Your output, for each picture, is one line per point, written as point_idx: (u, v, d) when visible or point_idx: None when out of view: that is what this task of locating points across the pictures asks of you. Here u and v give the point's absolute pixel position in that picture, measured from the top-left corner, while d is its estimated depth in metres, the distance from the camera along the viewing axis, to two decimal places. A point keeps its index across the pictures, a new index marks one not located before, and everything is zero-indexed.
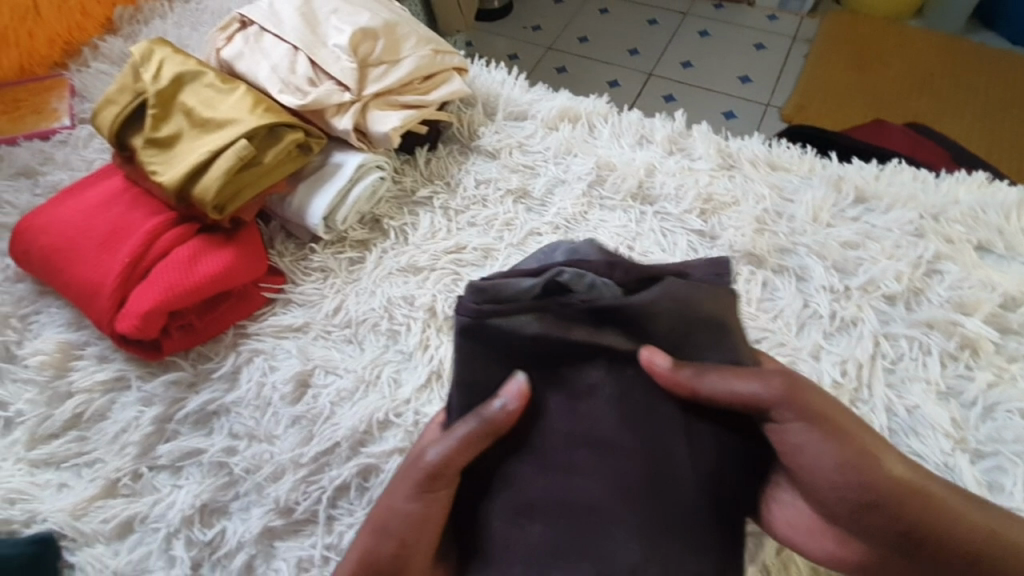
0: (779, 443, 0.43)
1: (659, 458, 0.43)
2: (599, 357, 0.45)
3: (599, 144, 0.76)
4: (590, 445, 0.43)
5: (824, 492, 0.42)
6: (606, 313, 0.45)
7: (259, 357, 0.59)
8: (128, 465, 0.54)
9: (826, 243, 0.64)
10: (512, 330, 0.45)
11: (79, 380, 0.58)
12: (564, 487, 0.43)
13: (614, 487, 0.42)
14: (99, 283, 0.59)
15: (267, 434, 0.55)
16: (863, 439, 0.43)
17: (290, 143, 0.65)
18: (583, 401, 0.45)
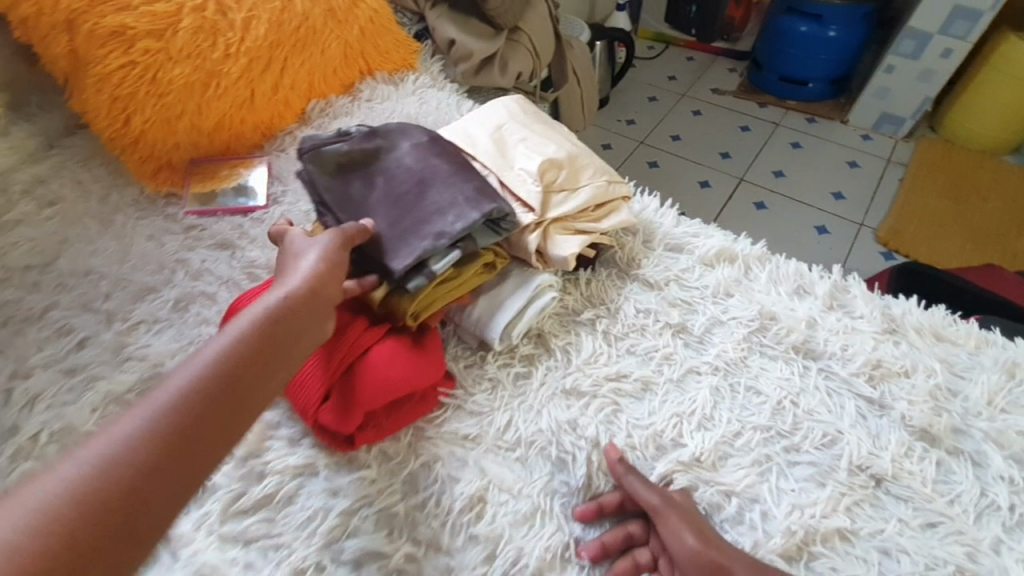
0: (655, 509, 0.58)
1: (441, 198, 0.71)
2: (421, 165, 0.75)
3: (756, 288, 0.79)
4: (417, 190, 0.72)
5: (682, 551, 0.55)
6: (408, 156, 0.76)
7: (437, 464, 0.62)
8: (314, 555, 0.56)
9: (1003, 430, 0.64)
10: (374, 154, 0.75)
11: (272, 462, 0.62)
12: (402, 197, 0.71)
13: (440, 198, 0.71)
14: (307, 373, 0.65)
15: (446, 546, 0.57)
16: (666, 504, 0.58)
17: (480, 263, 0.70)
18: (415, 172, 0.74)
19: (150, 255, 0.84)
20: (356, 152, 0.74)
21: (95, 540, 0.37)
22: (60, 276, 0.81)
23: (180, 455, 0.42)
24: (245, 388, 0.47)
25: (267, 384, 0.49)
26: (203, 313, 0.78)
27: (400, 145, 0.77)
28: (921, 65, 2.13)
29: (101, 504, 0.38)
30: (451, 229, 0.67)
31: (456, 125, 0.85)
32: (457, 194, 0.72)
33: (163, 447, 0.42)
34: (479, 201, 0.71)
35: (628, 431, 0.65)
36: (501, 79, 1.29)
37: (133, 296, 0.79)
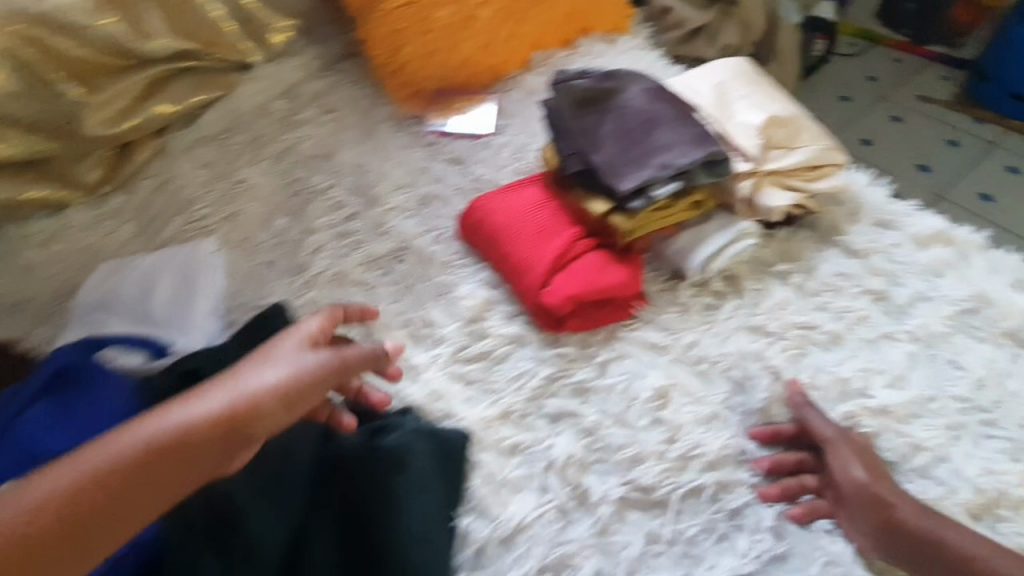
0: (828, 441, 0.64)
1: (668, 136, 0.79)
2: (652, 107, 0.83)
3: (973, 273, 0.76)
4: (646, 127, 0.80)
5: (851, 479, 0.61)
6: (640, 97, 0.84)
7: (626, 359, 0.73)
8: (521, 402, 0.71)
9: None
10: (612, 93, 0.85)
11: (492, 329, 0.77)
12: (633, 131, 0.80)
13: (668, 137, 0.79)
14: (532, 263, 0.77)
15: (630, 421, 0.68)
16: (841, 439, 0.64)
17: (693, 199, 0.78)
18: (646, 112, 0.82)
19: (401, 159, 1.02)
20: (594, 89, 0.84)
21: (37, 541, 0.43)
22: (336, 166, 1.03)
23: (165, 450, 0.48)
24: (219, 428, 0.50)
25: (227, 456, 0.50)
26: (437, 208, 0.93)
27: (634, 87, 0.85)
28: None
29: (16, 534, 0.42)
30: (675, 164, 0.76)
31: (680, 77, 0.91)
32: (683, 135, 0.79)
33: (142, 452, 0.48)
34: (704, 143, 0.77)
35: (813, 372, 0.70)
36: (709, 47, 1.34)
37: (388, 188, 0.97)
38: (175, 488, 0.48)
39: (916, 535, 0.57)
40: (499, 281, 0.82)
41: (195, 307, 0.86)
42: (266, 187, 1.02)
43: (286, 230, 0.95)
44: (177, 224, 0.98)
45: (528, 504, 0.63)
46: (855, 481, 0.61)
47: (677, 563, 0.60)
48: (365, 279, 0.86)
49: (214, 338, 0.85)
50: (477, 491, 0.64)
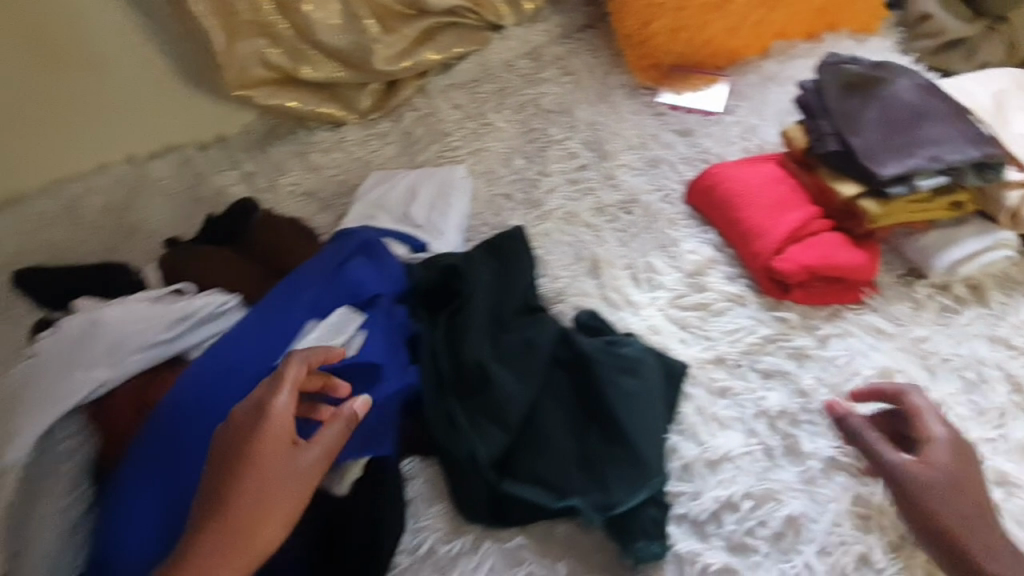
0: (931, 444, 0.62)
1: (939, 132, 0.80)
2: (922, 101, 0.84)
3: None
4: (915, 121, 0.82)
5: (936, 482, 0.59)
6: (909, 90, 0.85)
7: (849, 337, 0.76)
8: (736, 352, 0.76)
9: None
10: (880, 80, 0.86)
11: (714, 285, 0.82)
12: (900, 121, 0.82)
13: (938, 132, 0.80)
14: (768, 231, 0.82)
15: (844, 391, 0.72)
16: (942, 445, 0.61)
17: (953, 199, 0.79)
18: (915, 105, 0.84)
19: (632, 123, 1.10)
20: (866, 75, 0.87)
21: None
22: (571, 121, 1.14)
23: None
24: (277, 509, 0.59)
25: (282, 492, 0.60)
26: (665, 171, 1.00)
27: (902, 80, 0.86)
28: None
29: None
30: (944, 159, 0.78)
31: (958, 80, 0.89)
32: (953, 134, 0.80)
33: None
34: (978, 143, 0.78)
35: None
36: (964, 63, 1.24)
37: (620, 146, 1.06)
38: None
39: (956, 542, 0.56)
40: (723, 244, 0.87)
41: (448, 218, 1.01)
42: (507, 131, 1.16)
43: (522, 170, 1.08)
44: (434, 151, 1.17)
45: (737, 440, 0.69)
46: (916, 480, 0.59)
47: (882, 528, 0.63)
48: (593, 221, 0.95)
49: (458, 245, 0.99)
50: (687, 418, 0.71)
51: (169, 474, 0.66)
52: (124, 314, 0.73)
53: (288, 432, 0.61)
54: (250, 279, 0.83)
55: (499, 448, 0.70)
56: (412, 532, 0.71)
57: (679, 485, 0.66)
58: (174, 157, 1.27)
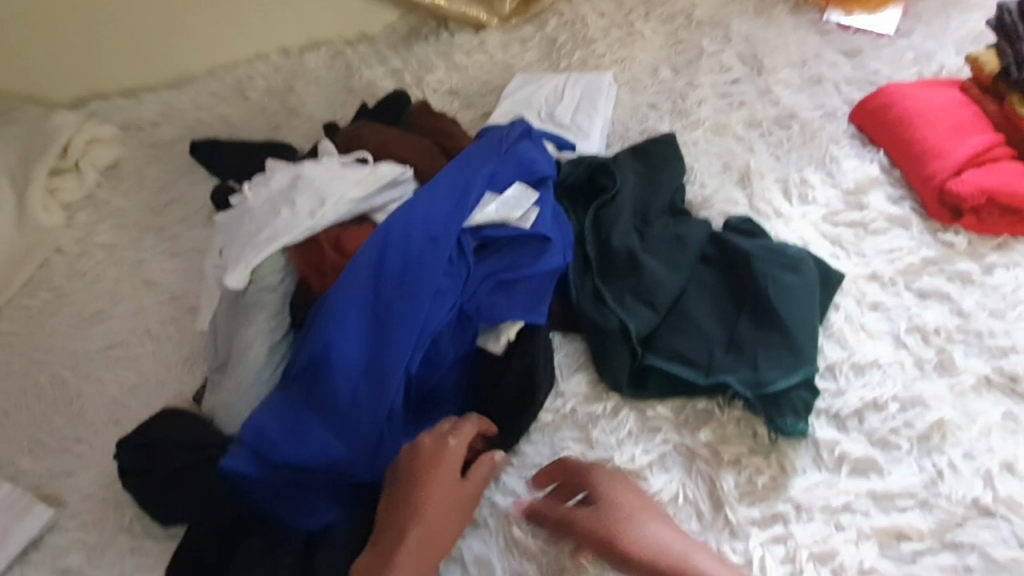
0: (607, 476, 0.66)
1: None
2: None
3: None
4: None
5: (636, 507, 0.63)
6: None
7: (1017, 269, 0.74)
8: (891, 270, 0.76)
9: None
10: None
11: (873, 204, 0.82)
12: None
13: None
14: (944, 153, 0.80)
15: (1005, 316, 0.71)
16: (611, 477, 0.66)
17: None
18: None
19: (793, 40, 1.06)
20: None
21: None
22: (725, 34, 1.10)
23: None
24: (446, 536, 0.65)
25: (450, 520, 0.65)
26: (827, 91, 0.97)
27: None
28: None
29: None
30: None
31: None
32: None
33: None
34: None
35: None
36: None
37: (778, 63, 1.02)
38: None
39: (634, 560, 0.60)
40: (888, 165, 0.85)
41: (594, 122, 1.03)
42: (654, 41, 1.14)
43: (670, 80, 1.07)
44: (578, 57, 1.17)
45: (886, 350, 0.70)
46: (614, 505, 0.63)
47: None
48: (745, 134, 0.94)
49: (602, 149, 1.01)
50: (835, 323, 0.72)
51: (374, 308, 0.73)
52: (322, 172, 0.82)
53: (459, 464, 0.67)
54: (420, 153, 0.90)
55: (648, 325, 0.75)
56: (555, 394, 0.77)
57: (823, 381, 0.69)
58: (326, 49, 1.35)
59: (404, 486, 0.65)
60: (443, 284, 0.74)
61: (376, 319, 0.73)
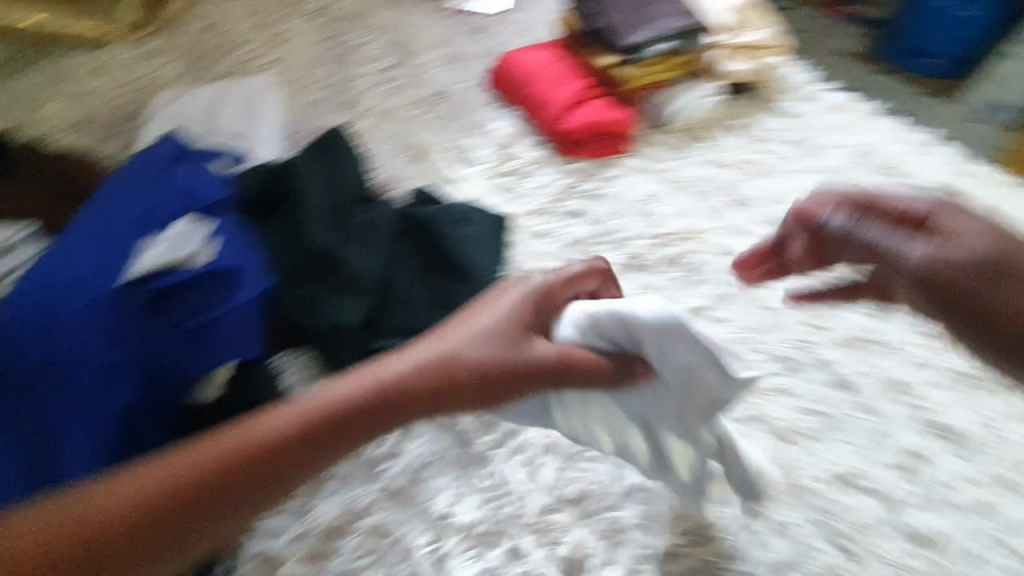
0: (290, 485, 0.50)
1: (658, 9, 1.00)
2: None
3: (878, 127, 1.02)
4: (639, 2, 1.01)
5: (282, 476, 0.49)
6: None
7: (623, 177, 0.95)
8: (543, 202, 0.92)
9: None
10: None
11: (520, 153, 0.97)
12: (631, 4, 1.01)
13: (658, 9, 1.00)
14: (554, 101, 0.98)
15: (624, 213, 0.91)
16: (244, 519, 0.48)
17: (678, 60, 1.00)
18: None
19: (432, 26, 1.18)
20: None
21: (122, 554, 0.43)
22: (373, 27, 1.17)
23: (184, 514, 0.45)
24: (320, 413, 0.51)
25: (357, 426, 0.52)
26: (468, 63, 1.10)
27: None
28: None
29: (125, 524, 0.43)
30: (665, 29, 0.98)
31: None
32: (670, 10, 1.00)
33: (169, 507, 0.45)
34: (685, 14, 1.00)
35: (764, 184, 0.96)
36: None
37: (423, 47, 1.13)
38: (271, 487, 0.49)
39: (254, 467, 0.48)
40: (525, 117, 1.01)
41: (262, 122, 0.98)
42: (307, 39, 1.14)
43: (331, 73, 1.08)
44: (230, 62, 1.10)
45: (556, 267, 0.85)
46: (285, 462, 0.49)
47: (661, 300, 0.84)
48: (410, 115, 1.02)
49: (280, 154, 0.98)
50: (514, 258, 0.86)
51: (18, 413, 0.60)
52: None
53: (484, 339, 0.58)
54: (42, 212, 0.76)
55: (364, 310, 0.76)
56: None
57: None
58: None
59: (399, 351, 0.57)
60: (109, 358, 0.62)
61: (24, 426, 0.60)
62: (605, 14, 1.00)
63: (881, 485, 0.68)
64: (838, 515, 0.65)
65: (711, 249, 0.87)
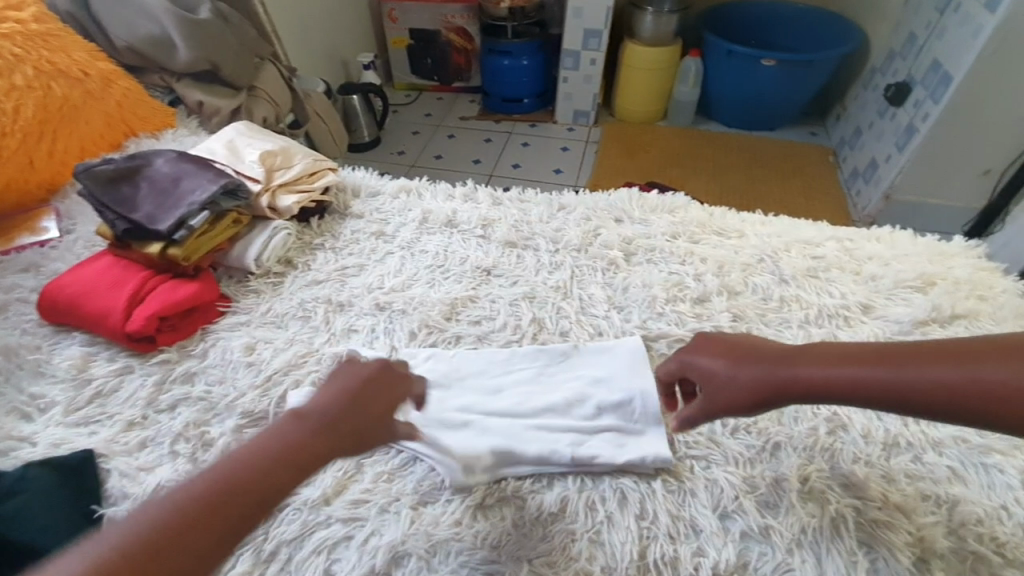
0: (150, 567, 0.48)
1: (188, 184, 1.08)
2: (171, 169, 1.10)
3: (425, 201, 1.26)
4: (169, 184, 1.07)
5: None
6: (156, 167, 1.11)
7: (219, 342, 0.97)
8: (140, 410, 0.88)
9: (546, 230, 1.15)
10: (132, 170, 1.09)
11: (97, 372, 0.92)
12: (161, 189, 1.06)
13: (188, 184, 1.07)
14: (112, 307, 0.95)
15: (230, 377, 0.92)
16: None
17: (230, 219, 1.09)
18: (166, 172, 1.09)
19: None
20: (121, 169, 1.08)
21: None
22: None
23: None
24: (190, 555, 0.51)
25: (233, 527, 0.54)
26: (22, 311, 1.03)
27: (155, 160, 1.12)
28: (582, 73, 2.85)
29: None
30: (199, 198, 1.05)
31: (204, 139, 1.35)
32: (200, 180, 1.08)
33: None
34: (217, 179, 1.09)
35: (350, 288, 1.07)
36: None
37: None
38: None
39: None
40: (95, 334, 0.96)
41: None
42: None
43: None
44: None
45: (166, 469, 0.81)
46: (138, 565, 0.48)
47: None
48: None
49: None
50: (114, 487, 0.79)
51: None
52: None
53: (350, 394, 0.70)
54: None
55: None
56: None
57: None
58: None
59: (284, 432, 0.63)
60: None
61: None
62: (136, 208, 1.03)
63: (506, 491, 0.76)
64: (477, 546, 0.71)
65: (328, 362, 0.95)
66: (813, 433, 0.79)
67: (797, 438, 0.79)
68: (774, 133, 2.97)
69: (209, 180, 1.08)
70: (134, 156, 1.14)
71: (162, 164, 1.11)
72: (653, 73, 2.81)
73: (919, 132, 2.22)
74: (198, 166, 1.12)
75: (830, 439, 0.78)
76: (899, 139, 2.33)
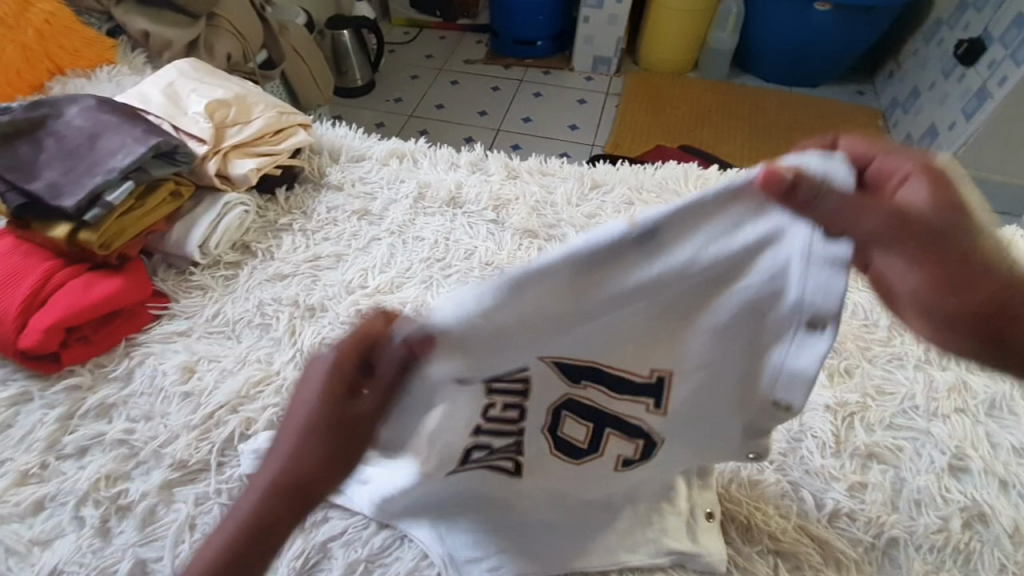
0: None
1: (107, 143, 0.82)
2: (87, 123, 0.84)
3: (422, 171, 1.00)
4: (84, 144, 0.82)
5: None
6: (68, 122, 0.85)
7: (149, 358, 0.74)
8: (36, 457, 0.65)
9: (574, 216, 0.90)
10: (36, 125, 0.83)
11: None
12: (73, 151, 0.81)
13: (107, 144, 0.82)
14: (0, 313, 0.71)
15: (161, 411, 0.69)
16: None
17: (164, 191, 0.84)
18: (81, 129, 0.84)
19: None
20: (18, 121, 0.83)
21: None
22: None
23: None
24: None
25: None
26: None
27: (68, 111, 0.86)
28: (606, 12, 2.49)
29: None
30: (121, 164, 0.80)
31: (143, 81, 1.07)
32: (124, 138, 0.82)
33: None
34: (147, 137, 0.83)
35: (324, 288, 0.83)
36: (210, 61, 1.41)
37: None
38: None
39: None
40: None
41: None
42: None
43: None
44: None
45: (67, 545, 0.60)
46: None
47: (226, 503, 0.63)
48: None
49: None
50: None
51: None
52: None
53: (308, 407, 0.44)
54: None
55: None
56: None
57: None
58: None
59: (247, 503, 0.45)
60: None
61: None
62: (39, 178, 0.78)
63: None
64: None
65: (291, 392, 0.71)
66: (942, 527, 0.58)
67: (921, 534, 0.58)
68: (817, 90, 2.64)
69: (135, 139, 0.82)
70: (41, 102, 0.87)
71: (76, 117, 0.85)
72: (686, 15, 2.45)
73: (995, 96, 1.91)
74: (124, 118, 0.85)
75: (966, 537, 0.58)
76: (968, 103, 2.02)
